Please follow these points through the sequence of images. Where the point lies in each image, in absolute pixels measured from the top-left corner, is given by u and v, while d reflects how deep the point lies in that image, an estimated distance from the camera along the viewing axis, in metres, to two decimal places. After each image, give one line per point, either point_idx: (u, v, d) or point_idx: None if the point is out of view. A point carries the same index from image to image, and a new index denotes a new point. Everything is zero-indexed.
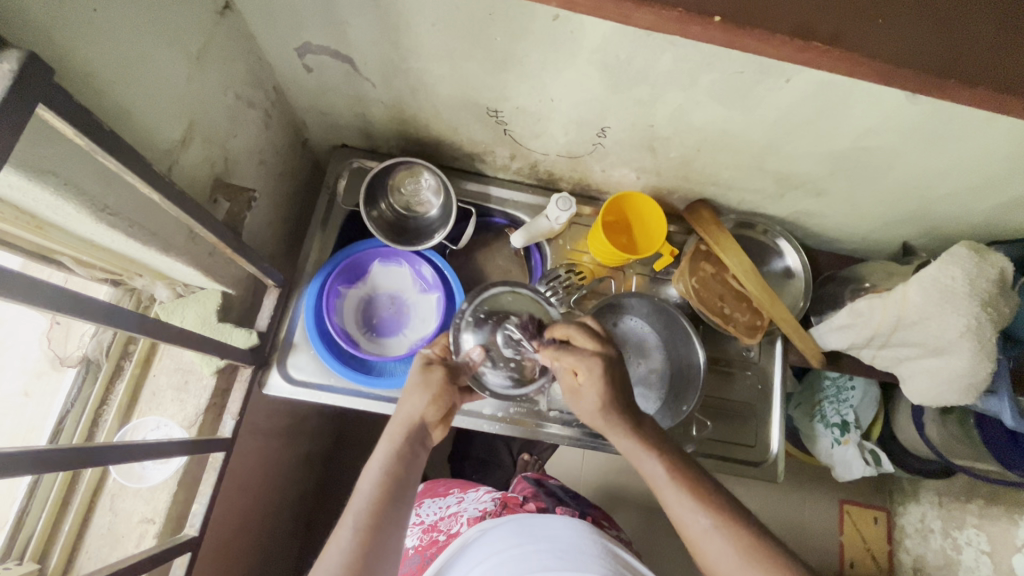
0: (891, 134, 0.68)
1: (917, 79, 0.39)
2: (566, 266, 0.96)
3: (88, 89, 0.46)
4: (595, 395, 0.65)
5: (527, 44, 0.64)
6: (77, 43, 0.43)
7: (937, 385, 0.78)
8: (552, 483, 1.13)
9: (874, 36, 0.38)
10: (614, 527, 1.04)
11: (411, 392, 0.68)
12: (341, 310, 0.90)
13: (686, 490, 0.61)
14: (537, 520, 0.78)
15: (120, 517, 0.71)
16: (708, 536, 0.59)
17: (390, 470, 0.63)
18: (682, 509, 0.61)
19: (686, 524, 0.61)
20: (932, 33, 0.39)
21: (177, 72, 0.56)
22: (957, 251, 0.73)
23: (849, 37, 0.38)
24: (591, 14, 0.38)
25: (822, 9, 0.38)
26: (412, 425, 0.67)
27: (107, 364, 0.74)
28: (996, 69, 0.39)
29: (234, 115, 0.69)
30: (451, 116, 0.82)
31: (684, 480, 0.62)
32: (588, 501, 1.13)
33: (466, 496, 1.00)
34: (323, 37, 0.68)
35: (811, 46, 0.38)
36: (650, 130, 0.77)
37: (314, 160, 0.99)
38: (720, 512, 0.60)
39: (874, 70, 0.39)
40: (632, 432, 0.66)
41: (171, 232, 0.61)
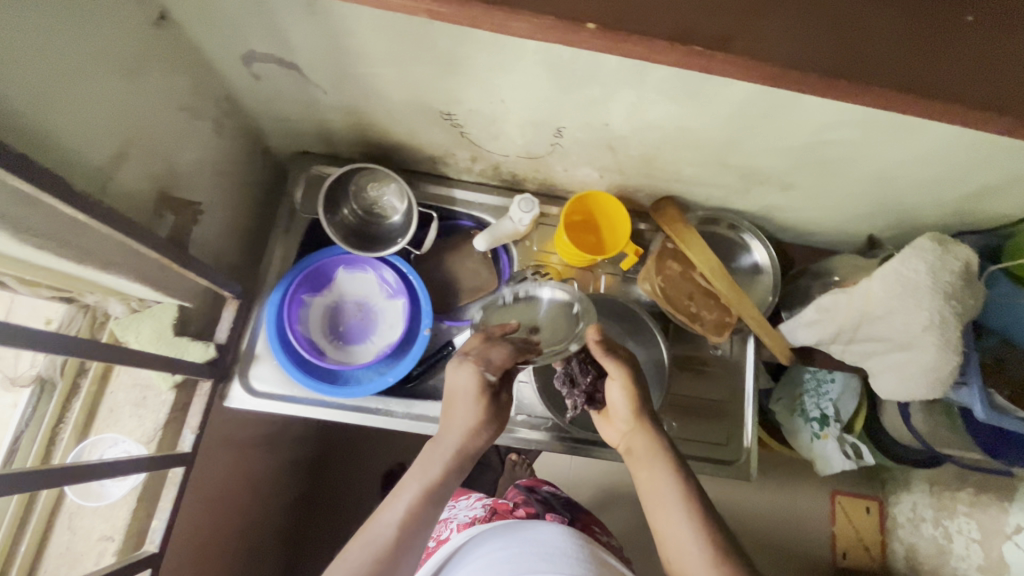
0: (848, 127, 0.66)
1: (806, 81, 0.40)
2: (533, 268, 0.95)
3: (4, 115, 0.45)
4: (620, 387, 0.72)
5: (471, 47, 0.62)
6: None
7: (906, 380, 0.76)
8: (545, 488, 1.13)
9: (758, 40, 0.40)
10: (605, 533, 1.04)
11: (466, 409, 0.69)
12: (307, 318, 0.89)
13: (679, 500, 0.63)
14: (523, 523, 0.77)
15: (79, 535, 0.70)
16: (694, 551, 0.59)
17: (434, 484, 0.65)
18: (670, 514, 0.63)
19: (674, 538, 0.61)
20: (822, 37, 0.41)
21: (106, 89, 0.55)
22: (921, 243, 0.72)
23: (733, 40, 0.40)
24: (467, 22, 0.40)
25: (704, 14, 0.40)
26: (464, 444, 0.68)
27: (62, 382, 0.73)
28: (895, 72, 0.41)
29: (179, 127, 0.68)
30: (407, 120, 0.81)
31: (682, 487, 0.64)
32: (581, 507, 1.12)
33: (458, 503, 1.02)
34: (266, 44, 0.66)
35: (692, 50, 0.39)
36: (607, 129, 0.75)
37: (277, 168, 0.98)
38: (708, 529, 0.60)
39: (760, 74, 0.40)
40: (653, 436, 0.70)
41: (111, 249, 0.60)
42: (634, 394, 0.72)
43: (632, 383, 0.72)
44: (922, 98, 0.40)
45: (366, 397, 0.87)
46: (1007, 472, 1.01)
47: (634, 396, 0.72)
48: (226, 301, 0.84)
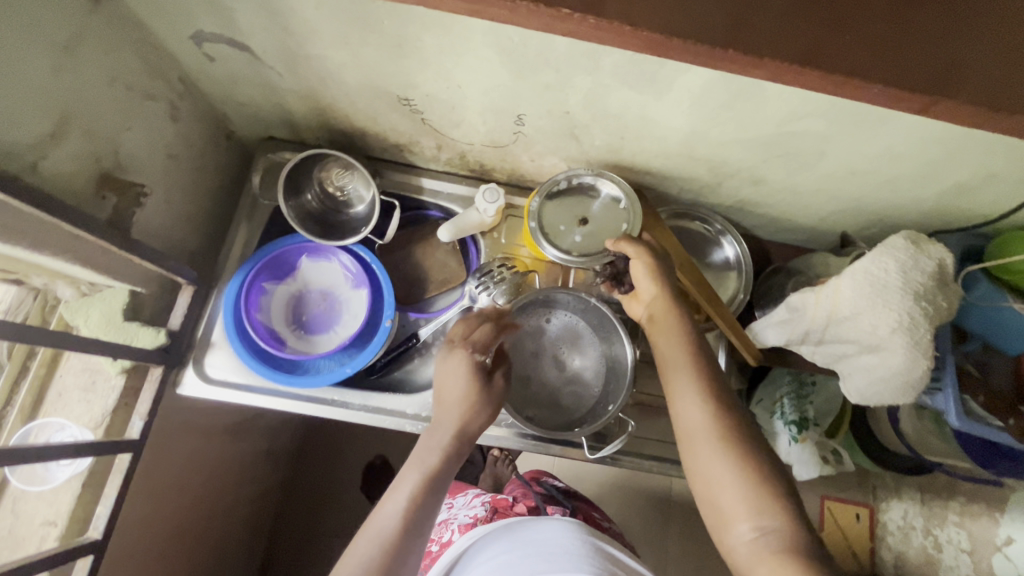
0: (813, 117, 0.63)
1: (686, 49, 0.42)
2: (501, 260, 0.92)
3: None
4: (645, 265, 0.74)
5: (417, 27, 0.60)
6: None
7: (874, 383, 0.73)
8: (549, 481, 1.10)
9: (634, 7, 0.42)
10: (606, 520, 1.03)
11: (458, 397, 0.69)
12: (270, 306, 0.89)
13: (690, 372, 0.66)
14: (526, 523, 0.77)
15: (21, 519, 0.70)
16: (700, 426, 0.63)
17: (433, 476, 0.66)
18: (700, 436, 0.62)
19: (683, 412, 0.64)
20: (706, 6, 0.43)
21: (35, 65, 0.54)
22: (893, 240, 0.70)
23: (607, 5, 0.42)
24: None
25: None
26: (461, 435, 0.69)
27: (9, 365, 0.73)
28: (779, 48, 0.42)
29: (125, 108, 0.67)
30: (366, 106, 0.79)
31: (696, 360, 0.67)
32: (579, 495, 1.11)
33: (455, 501, 1.01)
34: (212, 23, 0.65)
35: (563, 13, 0.41)
36: (568, 117, 0.73)
37: (244, 155, 0.96)
38: (718, 403, 0.64)
39: (640, 40, 0.42)
40: (686, 336, 0.69)
41: (44, 230, 0.59)
42: (659, 274, 0.74)
43: (655, 260, 0.74)
44: (815, 65, 0.42)
45: (324, 388, 0.86)
46: (997, 481, 1.03)
47: (658, 273, 0.74)
48: (182, 288, 0.83)
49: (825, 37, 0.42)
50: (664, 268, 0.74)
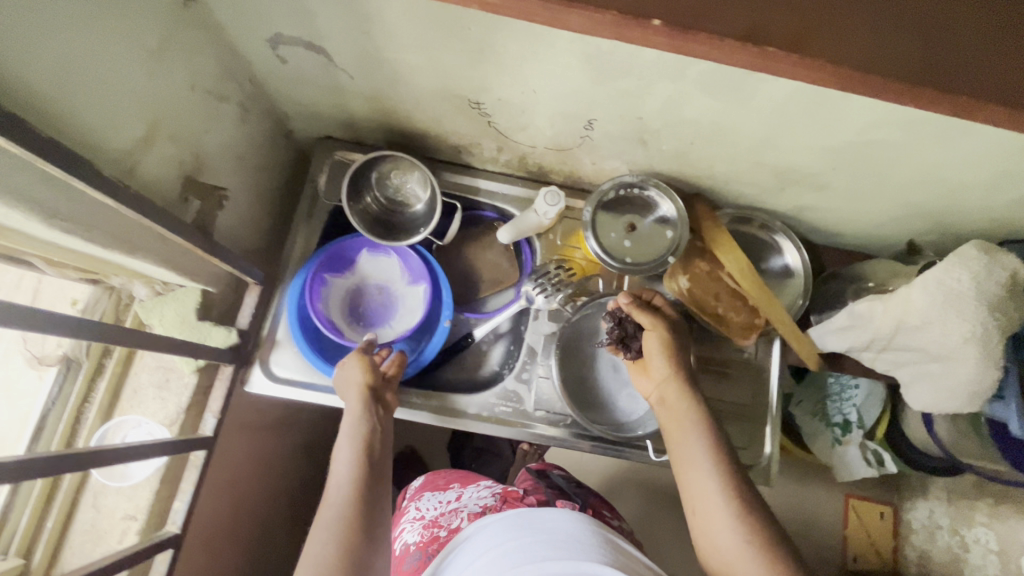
0: (895, 128, 0.63)
1: (887, 83, 0.42)
2: (556, 263, 0.92)
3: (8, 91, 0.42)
4: (658, 337, 0.76)
5: (503, 35, 0.60)
6: (26, 60, 0.43)
7: (939, 393, 0.74)
8: (555, 474, 1.10)
9: (834, 43, 0.42)
10: (615, 517, 1.02)
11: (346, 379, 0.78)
12: (329, 298, 0.89)
13: (709, 458, 0.66)
14: (539, 511, 0.70)
15: (103, 513, 0.72)
16: (715, 502, 0.63)
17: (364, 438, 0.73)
18: (709, 502, 0.64)
19: (701, 499, 0.65)
20: (902, 40, 0.43)
21: (134, 71, 0.54)
22: (964, 251, 0.69)
23: (810, 41, 0.42)
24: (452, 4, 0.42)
25: (778, 15, 0.42)
26: (363, 396, 0.77)
27: (87, 362, 0.74)
28: (950, 74, 0.42)
29: (204, 111, 0.68)
30: (433, 108, 0.79)
31: (714, 445, 0.67)
32: (589, 490, 1.11)
33: (466, 490, 0.98)
34: (293, 27, 0.65)
35: (765, 49, 0.41)
36: (640, 122, 0.73)
37: (300, 153, 0.96)
38: (733, 485, 0.64)
39: (840, 77, 0.42)
40: (694, 410, 0.71)
41: (136, 235, 0.60)
42: (670, 346, 0.75)
43: (668, 336, 0.76)
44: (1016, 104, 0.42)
45: None
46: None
47: (670, 345, 0.75)
48: (249, 287, 0.83)
49: (1009, 64, 0.43)
50: (675, 338, 0.76)
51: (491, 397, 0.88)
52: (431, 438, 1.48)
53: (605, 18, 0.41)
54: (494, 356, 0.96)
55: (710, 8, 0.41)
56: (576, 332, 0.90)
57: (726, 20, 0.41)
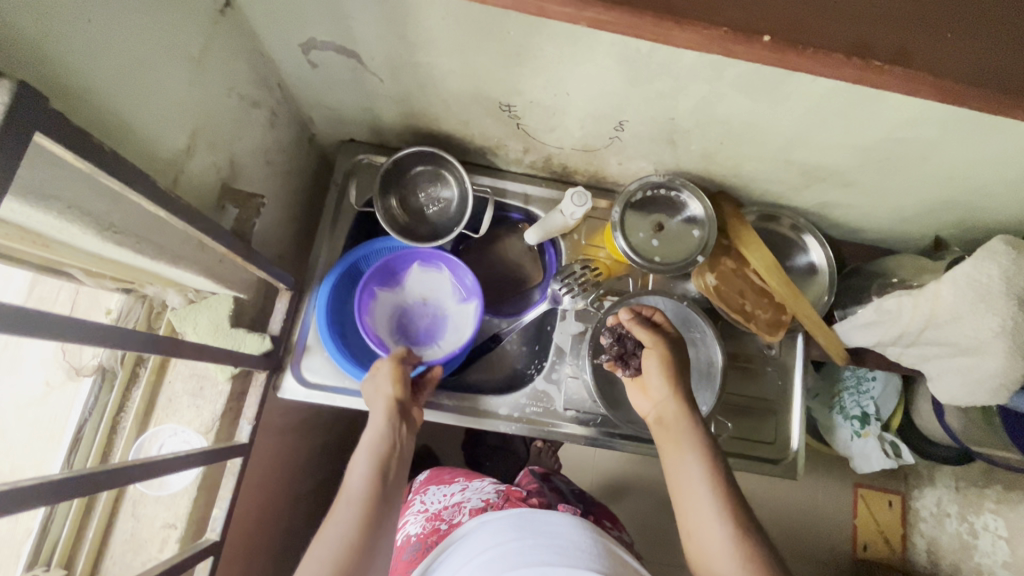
0: (927, 125, 0.64)
1: (973, 95, 0.44)
2: (581, 262, 0.92)
3: (72, 100, 0.43)
4: (657, 357, 0.74)
5: (542, 37, 0.60)
6: (84, 72, 0.43)
7: (967, 386, 0.75)
8: (556, 479, 1.12)
9: (932, 56, 0.44)
10: (615, 527, 1.02)
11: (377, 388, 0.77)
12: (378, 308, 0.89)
13: (705, 483, 0.64)
14: (539, 513, 0.70)
15: (142, 522, 0.71)
16: (709, 527, 0.62)
17: (381, 452, 0.70)
18: (704, 523, 0.62)
19: (696, 522, 0.63)
20: (982, 53, 0.45)
21: (178, 79, 0.54)
22: (993, 246, 0.70)
23: (910, 57, 0.44)
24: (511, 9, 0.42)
25: (880, 31, 0.44)
26: (390, 408, 0.74)
27: (122, 371, 0.74)
28: (989, 77, 0.45)
29: (238, 117, 0.67)
30: (462, 111, 0.79)
31: (711, 470, 0.65)
32: (592, 499, 1.11)
33: (471, 484, 0.99)
34: (328, 32, 0.64)
35: (867, 64, 0.44)
36: (671, 122, 0.73)
37: (322, 156, 0.96)
38: (730, 510, 0.62)
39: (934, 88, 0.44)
40: (694, 430, 0.69)
41: (179, 243, 0.59)
42: (669, 365, 0.73)
43: (668, 354, 0.74)
44: None
45: None
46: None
47: (669, 365, 0.73)
48: (279, 292, 0.83)
49: None
50: (675, 356, 0.74)
51: (521, 397, 0.89)
52: (447, 437, 1.48)
53: (717, 35, 0.42)
54: (519, 356, 0.97)
55: (813, 23, 0.43)
56: None
57: (786, 29, 0.43)
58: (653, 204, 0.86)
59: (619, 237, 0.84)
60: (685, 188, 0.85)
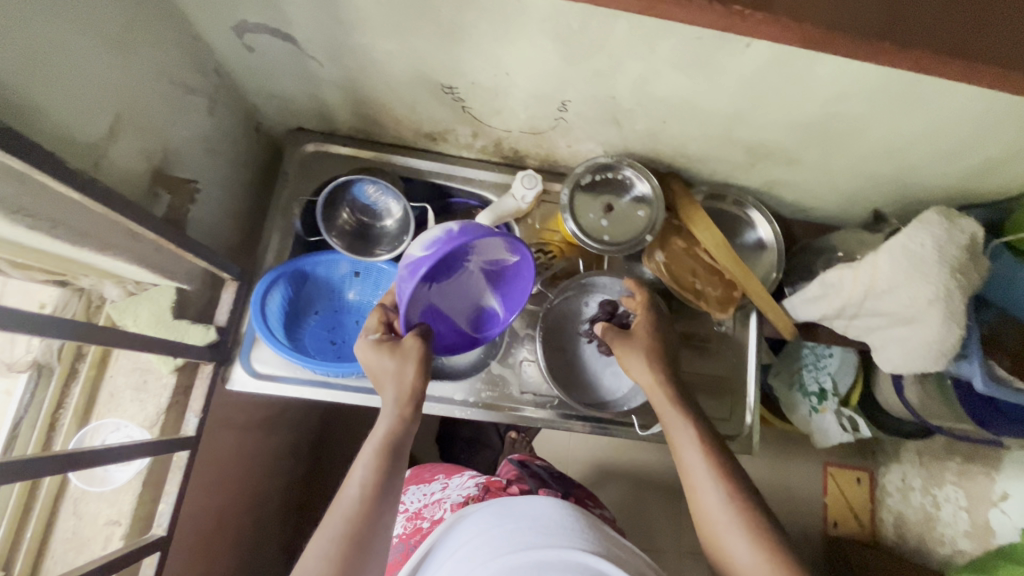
0: (857, 99, 0.65)
1: (843, 43, 0.42)
2: (535, 246, 0.93)
3: None
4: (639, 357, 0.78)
5: (473, 15, 0.60)
6: None
7: (908, 354, 0.77)
8: (536, 464, 1.11)
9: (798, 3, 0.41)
10: (598, 506, 1.02)
11: (395, 369, 0.68)
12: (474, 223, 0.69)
13: (706, 469, 0.68)
14: (520, 500, 0.71)
15: (85, 520, 0.70)
16: (720, 515, 0.65)
17: (391, 439, 0.64)
18: (711, 504, 0.66)
19: (706, 508, 0.67)
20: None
21: (96, 60, 0.53)
22: (926, 217, 0.72)
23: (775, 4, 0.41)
24: None
25: None
26: (408, 397, 0.67)
27: (60, 367, 0.72)
28: (857, 22, 0.42)
29: (171, 102, 0.66)
30: (407, 95, 0.78)
31: (711, 456, 0.69)
32: (573, 482, 1.11)
33: (451, 481, 0.99)
34: (259, 13, 0.63)
35: (732, 9, 0.41)
36: (613, 102, 0.74)
37: (271, 146, 0.95)
38: (731, 488, 0.66)
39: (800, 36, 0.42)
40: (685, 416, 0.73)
41: (105, 229, 0.58)
42: (653, 362, 0.77)
43: (649, 353, 0.78)
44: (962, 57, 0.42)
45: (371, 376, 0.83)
46: (996, 443, 0.99)
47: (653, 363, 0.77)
48: (226, 283, 0.82)
49: (955, 15, 0.42)
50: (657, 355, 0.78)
51: (476, 381, 0.89)
52: (419, 431, 1.47)
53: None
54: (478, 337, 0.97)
55: None
56: (556, 315, 0.90)
57: None
58: (602, 185, 0.87)
59: (568, 218, 0.84)
60: (633, 170, 0.85)
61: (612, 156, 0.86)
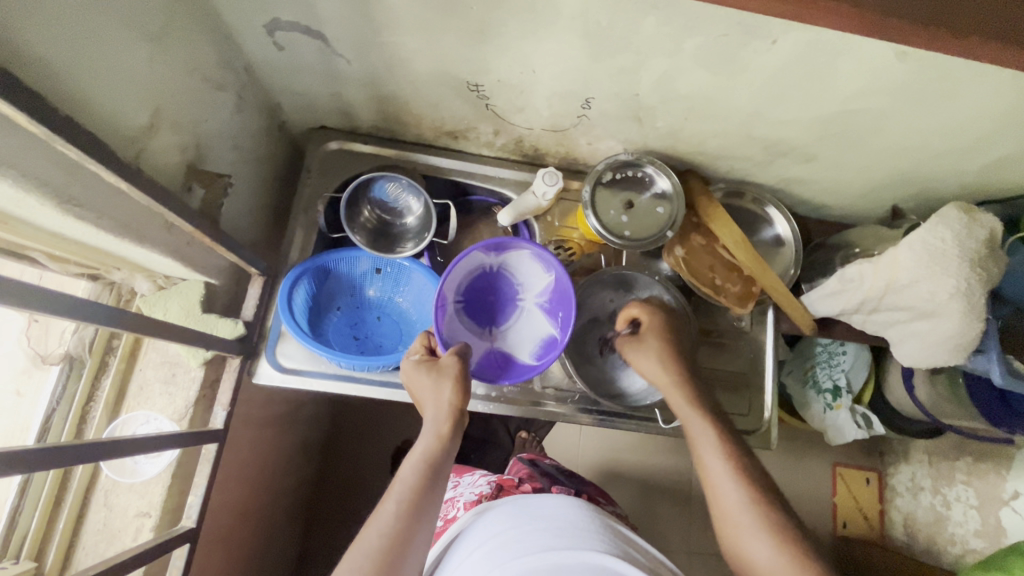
0: (880, 95, 0.66)
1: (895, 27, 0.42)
2: (555, 242, 0.94)
3: (25, 68, 0.42)
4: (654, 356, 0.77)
5: (503, 13, 0.61)
6: (37, 41, 0.42)
7: (927, 348, 0.78)
8: (545, 462, 1.11)
9: None
10: (610, 502, 1.03)
11: (434, 389, 0.70)
12: (512, 250, 0.84)
13: (728, 474, 0.67)
14: (536, 499, 0.72)
15: (115, 512, 0.70)
16: (741, 513, 0.64)
17: (432, 455, 0.64)
18: (735, 510, 0.64)
19: (731, 515, 0.65)
20: None
21: (137, 55, 0.54)
22: (946, 212, 0.73)
23: None
24: None
25: None
26: (447, 415, 0.67)
27: (91, 360, 0.73)
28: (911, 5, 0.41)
29: (203, 98, 0.67)
30: (431, 93, 0.80)
31: (729, 456, 0.68)
32: (586, 480, 1.11)
33: (462, 480, 1.00)
34: (292, 12, 0.65)
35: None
36: (636, 99, 0.75)
37: (294, 145, 0.96)
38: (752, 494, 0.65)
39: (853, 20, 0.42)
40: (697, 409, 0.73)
41: (144, 222, 0.59)
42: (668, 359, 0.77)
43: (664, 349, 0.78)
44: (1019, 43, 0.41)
45: (396, 371, 0.84)
46: (1008, 441, 1.00)
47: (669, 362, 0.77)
48: (251, 279, 0.83)
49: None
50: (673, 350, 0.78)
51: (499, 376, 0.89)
52: None
53: None
54: None
55: None
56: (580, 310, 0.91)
57: None
58: (621, 183, 0.88)
59: (589, 214, 0.85)
60: (653, 167, 0.87)
61: (633, 154, 0.87)
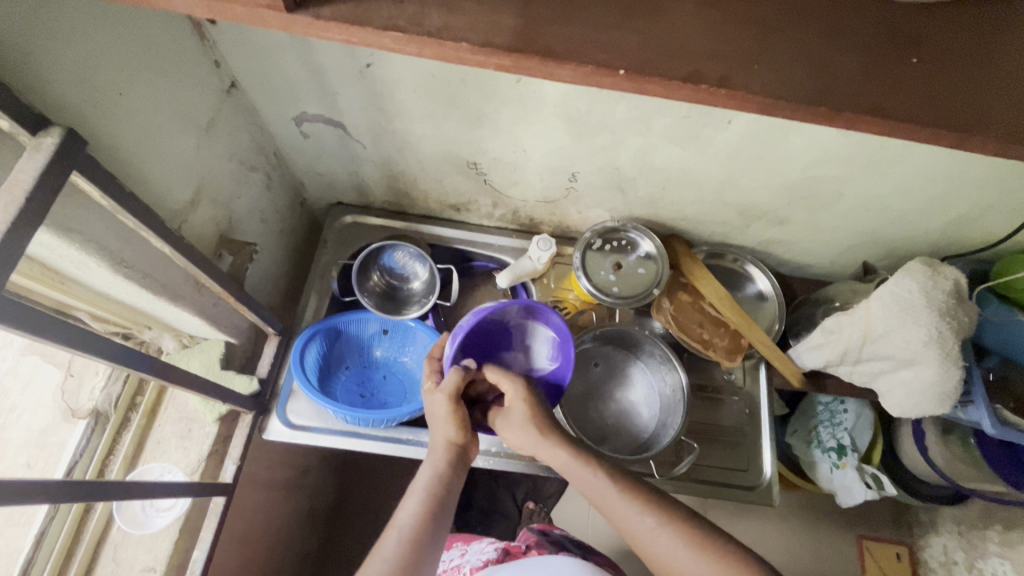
0: (831, 165, 0.75)
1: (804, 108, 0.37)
2: (551, 303, 0.99)
3: (100, 154, 0.52)
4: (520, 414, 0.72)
5: (496, 103, 0.72)
6: (111, 135, 0.53)
7: (913, 396, 0.80)
8: (557, 531, 1.07)
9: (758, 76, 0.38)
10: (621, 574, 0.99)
11: (437, 427, 0.72)
12: (537, 321, 0.81)
13: (656, 519, 0.63)
14: (539, 560, 0.74)
15: (122, 566, 0.72)
16: (683, 556, 0.60)
17: (435, 489, 0.65)
18: (685, 559, 0.60)
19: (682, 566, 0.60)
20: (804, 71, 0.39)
21: (187, 142, 0.64)
22: (911, 265, 0.78)
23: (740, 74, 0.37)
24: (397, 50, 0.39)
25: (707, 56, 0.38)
26: (446, 450, 0.69)
27: (115, 416, 0.78)
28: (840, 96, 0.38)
29: (238, 178, 0.77)
30: (435, 171, 0.90)
31: (651, 507, 0.64)
32: (593, 549, 1.07)
33: (470, 547, 0.97)
34: (318, 106, 0.76)
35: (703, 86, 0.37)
36: (617, 172, 0.84)
37: (313, 219, 1.06)
38: (695, 533, 0.61)
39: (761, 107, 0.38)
40: (574, 451, 0.70)
41: (178, 282, 0.67)
42: (533, 411, 0.72)
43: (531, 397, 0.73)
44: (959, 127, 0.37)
45: (399, 427, 0.88)
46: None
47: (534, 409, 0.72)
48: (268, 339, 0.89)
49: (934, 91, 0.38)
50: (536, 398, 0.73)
51: None
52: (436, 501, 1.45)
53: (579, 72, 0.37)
54: None
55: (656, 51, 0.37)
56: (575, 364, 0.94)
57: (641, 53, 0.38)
58: (609, 247, 0.95)
59: (579, 274, 0.91)
60: (638, 231, 0.95)
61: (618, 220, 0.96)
